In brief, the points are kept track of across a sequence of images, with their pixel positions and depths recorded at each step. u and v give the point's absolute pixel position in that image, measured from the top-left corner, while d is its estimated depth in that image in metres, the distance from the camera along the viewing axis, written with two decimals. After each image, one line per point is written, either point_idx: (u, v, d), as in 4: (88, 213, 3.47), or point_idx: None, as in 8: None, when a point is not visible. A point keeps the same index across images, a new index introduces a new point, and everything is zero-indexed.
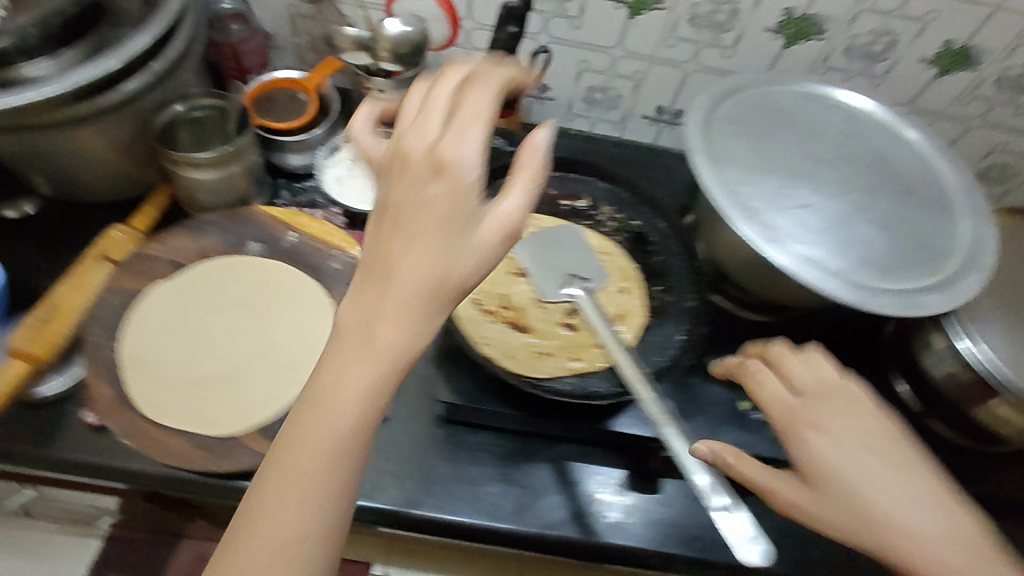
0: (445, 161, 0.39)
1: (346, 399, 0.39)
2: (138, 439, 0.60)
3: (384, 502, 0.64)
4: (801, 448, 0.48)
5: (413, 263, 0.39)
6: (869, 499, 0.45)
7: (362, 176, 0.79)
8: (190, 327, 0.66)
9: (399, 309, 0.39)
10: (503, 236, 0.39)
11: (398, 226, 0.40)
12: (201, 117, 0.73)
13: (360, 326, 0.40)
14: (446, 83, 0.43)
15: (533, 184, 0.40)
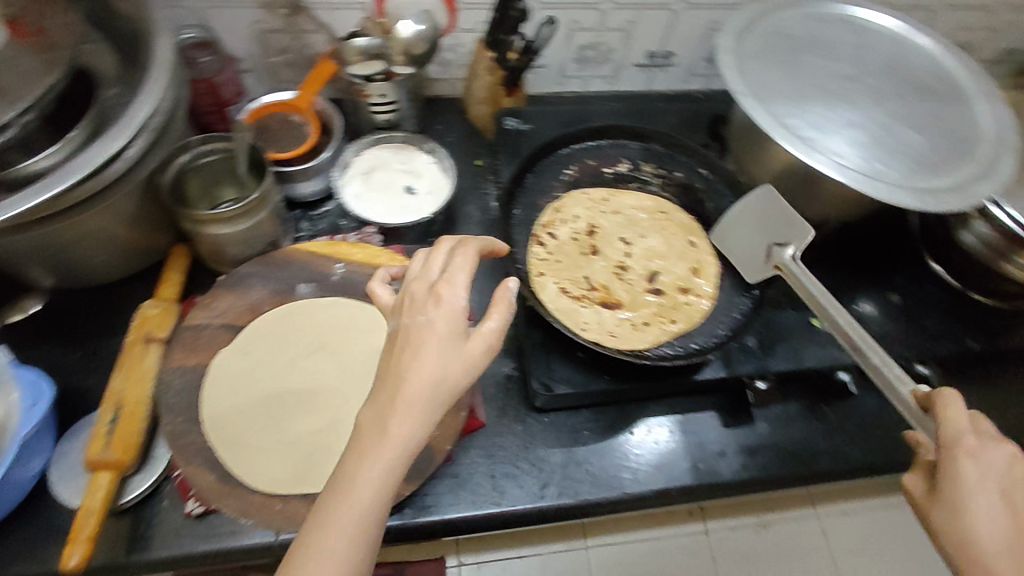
0: (443, 294, 0.45)
1: (359, 489, 0.39)
2: (257, 514, 0.56)
3: (514, 504, 0.63)
4: (967, 474, 0.44)
5: (434, 365, 0.42)
6: (999, 538, 0.42)
7: (379, 187, 0.79)
8: (264, 381, 0.63)
9: (414, 409, 0.41)
10: (485, 352, 0.44)
11: (409, 347, 0.43)
12: (209, 163, 0.68)
13: (377, 422, 0.41)
14: (438, 250, 0.48)
15: (504, 318, 0.45)
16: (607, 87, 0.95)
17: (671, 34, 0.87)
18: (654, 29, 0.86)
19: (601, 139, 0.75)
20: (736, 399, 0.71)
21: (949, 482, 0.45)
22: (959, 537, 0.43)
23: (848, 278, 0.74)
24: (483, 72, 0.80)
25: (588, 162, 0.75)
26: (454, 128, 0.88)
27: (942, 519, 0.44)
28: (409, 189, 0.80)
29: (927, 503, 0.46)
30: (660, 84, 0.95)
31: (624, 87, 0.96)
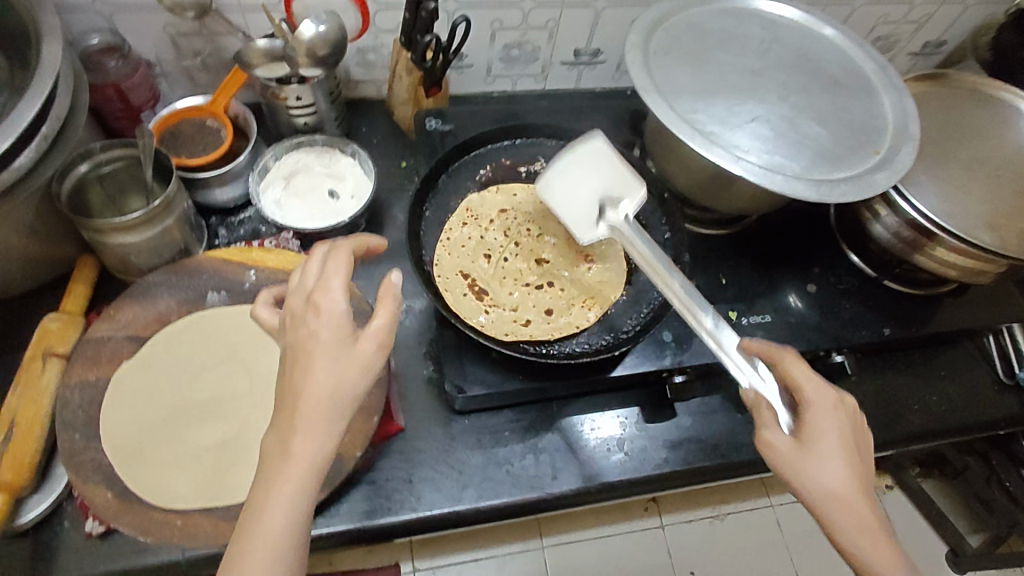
0: (322, 301, 0.44)
1: (273, 505, 0.40)
2: (157, 532, 0.54)
3: (431, 509, 0.63)
4: (827, 420, 0.50)
5: (328, 375, 0.42)
6: (853, 482, 0.47)
7: (302, 192, 0.78)
8: (193, 372, 0.62)
9: (316, 422, 0.41)
10: (379, 348, 0.44)
11: (299, 360, 0.42)
12: (114, 171, 0.66)
13: (280, 441, 0.41)
14: (313, 262, 0.47)
15: (390, 311, 0.45)
16: (537, 86, 0.95)
17: (594, 33, 0.87)
18: (578, 27, 0.85)
19: (518, 137, 0.73)
20: (657, 395, 0.72)
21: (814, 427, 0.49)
22: (809, 481, 0.47)
23: (766, 270, 0.75)
24: (402, 72, 0.79)
25: (502, 162, 0.72)
26: (379, 130, 0.88)
27: (796, 465, 0.48)
28: (332, 193, 0.79)
29: (788, 455, 0.48)
30: (590, 81, 0.96)
31: (554, 85, 0.96)
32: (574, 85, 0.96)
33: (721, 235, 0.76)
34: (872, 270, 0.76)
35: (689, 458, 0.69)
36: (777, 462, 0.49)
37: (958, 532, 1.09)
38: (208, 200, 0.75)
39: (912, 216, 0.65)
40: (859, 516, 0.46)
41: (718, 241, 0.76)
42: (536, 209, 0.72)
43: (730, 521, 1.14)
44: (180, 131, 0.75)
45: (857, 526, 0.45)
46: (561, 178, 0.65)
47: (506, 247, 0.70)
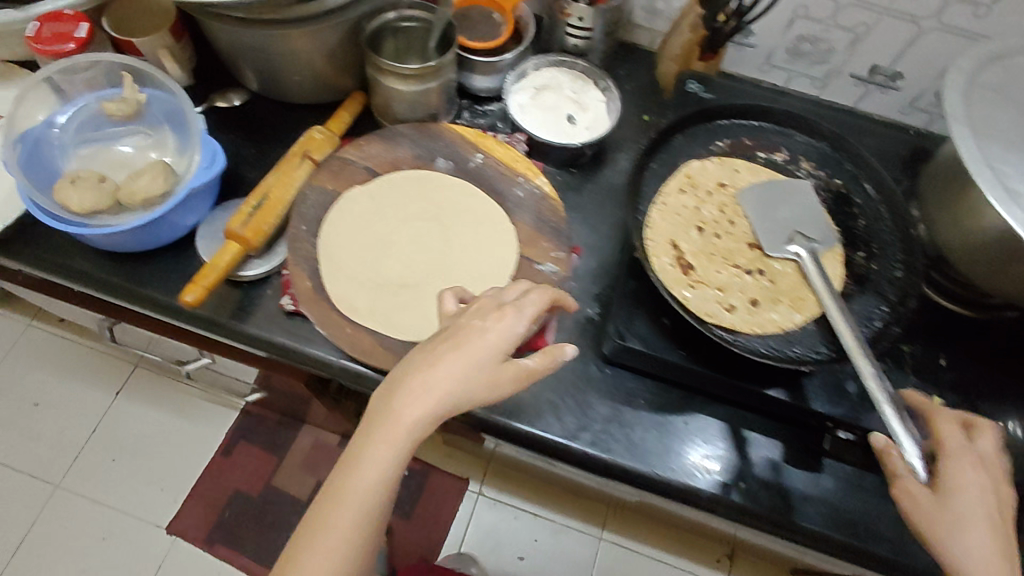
0: (505, 316, 0.53)
1: (372, 450, 0.48)
2: (330, 327, 0.63)
3: (545, 431, 0.65)
4: (973, 486, 0.49)
5: (458, 369, 0.50)
6: (991, 546, 0.47)
7: (544, 106, 0.81)
8: (398, 219, 0.69)
9: (432, 396, 0.49)
10: (514, 379, 0.52)
11: (451, 344, 0.51)
12: (411, 29, 0.75)
13: (399, 394, 0.50)
14: (512, 290, 0.57)
15: (544, 361, 0.54)
16: (812, 91, 0.88)
17: (904, 55, 0.79)
18: (890, 42, 0.78)
19: (765, 120, 0.67)
20: (809, 442, 0.65)
21: (950, 482, 0.49)
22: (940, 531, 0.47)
23: (999, 376, 0.64)
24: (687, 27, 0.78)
25: (743, 140, 0.66)
26: (637, 78, 0.87)
27: (938, 513, 0.48)
28: (570, 117, 0.82)
29: (926, 504, 0.49)
30: (873, 106, 0.87)
31: (829, 95, 0.88)
32: (852, 104, 0.88)
33: (962, 317, 0.66)
34: None
35: (816, 520, 0.62)
36: (909, 499, 0.50)
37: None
38: (467, 83, 0.81)
39: None
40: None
41: (955, 321, 0.66)
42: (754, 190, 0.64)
43: None
44: (468, 16, 0.81)
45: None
46: (765, 195, 0.62)
47: (720, 224, 0.61)
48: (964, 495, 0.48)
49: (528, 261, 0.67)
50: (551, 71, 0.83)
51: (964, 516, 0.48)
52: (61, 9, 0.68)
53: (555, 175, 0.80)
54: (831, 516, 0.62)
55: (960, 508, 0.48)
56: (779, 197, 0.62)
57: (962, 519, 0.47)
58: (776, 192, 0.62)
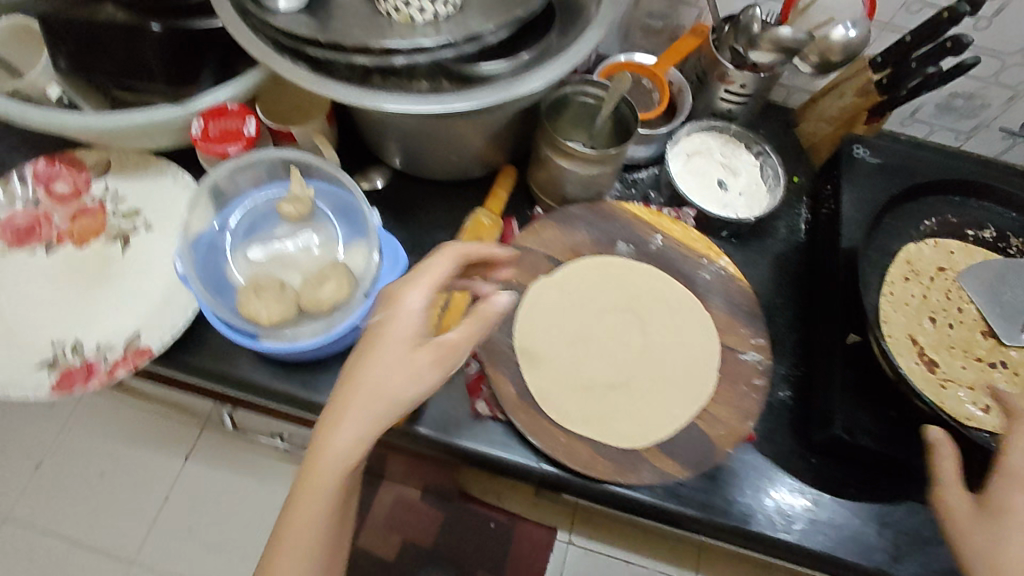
0: (400, 292, 0.50)
1: (318, 479, 0.45)
2: (543, 436, 0.59)
3: (766, 530, 0.61)
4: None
5: (392, 371, 0.47)
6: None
7: (698, 172, 0.79)
8: (589, 311, 0.66)
9: (357, 403, 0.46)
10: (440, 361, 0.48)
11: (375, 351, 0.48)
12: (583, 104, 0.71)
13: (344, 409, 0.46)
14: (433, 260, 0.52)
15: (467, 332, 0.50)
16: (953, 143, 0.87)
17: None
18: None
19: (969, 196, 0.68)
20: None
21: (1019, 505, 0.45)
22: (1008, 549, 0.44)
23: None
24: (851, 90, 0.76)
25: (949, 218, 0.67)
26: (780, 137, 0.85)
27: (979, 521, 0.46)
28: (722, 183, 0.79)
29: (965, 518, 0.47)
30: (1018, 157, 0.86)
31: (969, 146, 0.87)
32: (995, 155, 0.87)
33: None
34: None
35: None
36: (949, 508, 0.48)
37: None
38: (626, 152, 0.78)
39: None
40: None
41: None
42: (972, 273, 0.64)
43: None
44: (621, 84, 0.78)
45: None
46: (984, 282, 0.63)
47: (948, 311, 0.62)
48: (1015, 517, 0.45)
49: (729, 350, 0.65)
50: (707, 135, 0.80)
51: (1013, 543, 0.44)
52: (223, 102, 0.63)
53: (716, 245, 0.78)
54: None
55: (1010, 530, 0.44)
56: (1000, 281, 0.63)
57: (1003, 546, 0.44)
58: (995, 275, 0.63)
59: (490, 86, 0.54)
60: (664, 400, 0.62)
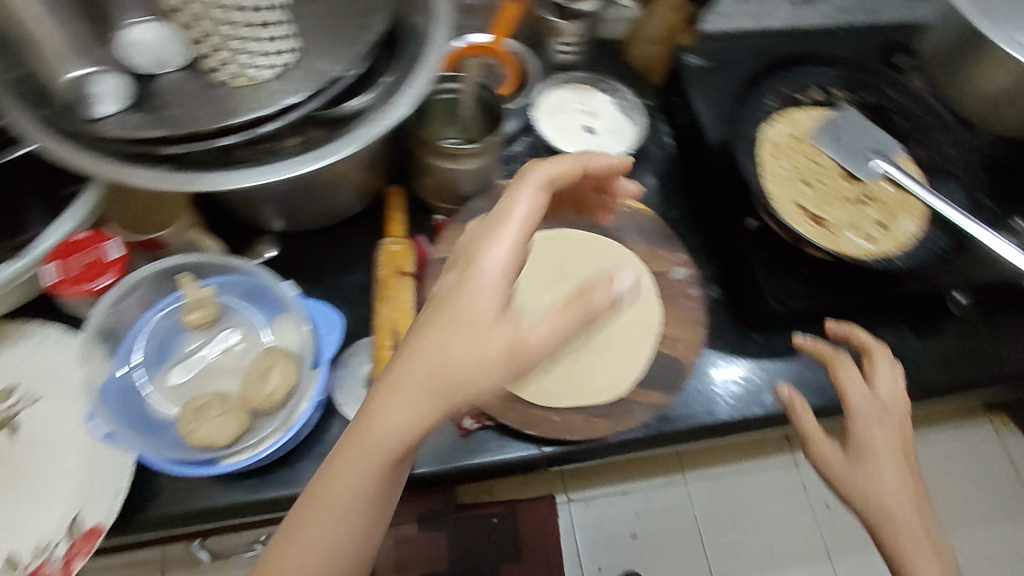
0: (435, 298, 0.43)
1: (348, 464, 0.41)
2: (539, 424, 0.61)
3: (749, 412, 0.68)
4: (884, 437, 0.56)
5: (453, 351, 0.41)
6: (901, 486, 0.54)
7: (564, 126, 0.82)
8: (527, 293, 0.68)
9: (411, 377, 0.41)
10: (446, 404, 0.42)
11: (444, 316, 0.42)
12: (446, 100, 0.71)
13: (382, 395, 0.41)
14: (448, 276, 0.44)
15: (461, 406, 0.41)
16: None
17: None
18: None
19: (792, 67, 0.76)
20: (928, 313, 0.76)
21: (867, 440, 0.56)
22: (876, 484, 0.54)
23: None
24: (667, 9, 0.81)
25: (784, 91, 0.75)
26: (617, 69, 0.90)
27: (853, 464, 0.55)
28: (588, 128, 0.83)
29: (842, 466, 0.56)
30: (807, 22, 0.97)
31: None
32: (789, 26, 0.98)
33: None
34: None
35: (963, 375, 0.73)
36: (827, 455, 0.56)
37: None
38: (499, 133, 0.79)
39: None
40: (889, 501, 0.53)
41: None
42: (816, 131, 0.73)
43: None
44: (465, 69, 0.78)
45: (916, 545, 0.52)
46: (832, 135, 0.72)
47: (813, 171, 0.70)
48: (873, 449, 0.56)
49: (661, 276, 0.70)
50: (557, 93, 0.84)
51: (899, 487, 0.54)
52: (71, 233, 0.55)
53: None
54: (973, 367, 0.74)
55: (876, 456, 0.55)
56: (841, 130, 0.72)
57: (871, 490, 0.54)
58: (830, 129, 0.72)
59: (355, 128, 0.53)
60: (628, 342, 0.66)
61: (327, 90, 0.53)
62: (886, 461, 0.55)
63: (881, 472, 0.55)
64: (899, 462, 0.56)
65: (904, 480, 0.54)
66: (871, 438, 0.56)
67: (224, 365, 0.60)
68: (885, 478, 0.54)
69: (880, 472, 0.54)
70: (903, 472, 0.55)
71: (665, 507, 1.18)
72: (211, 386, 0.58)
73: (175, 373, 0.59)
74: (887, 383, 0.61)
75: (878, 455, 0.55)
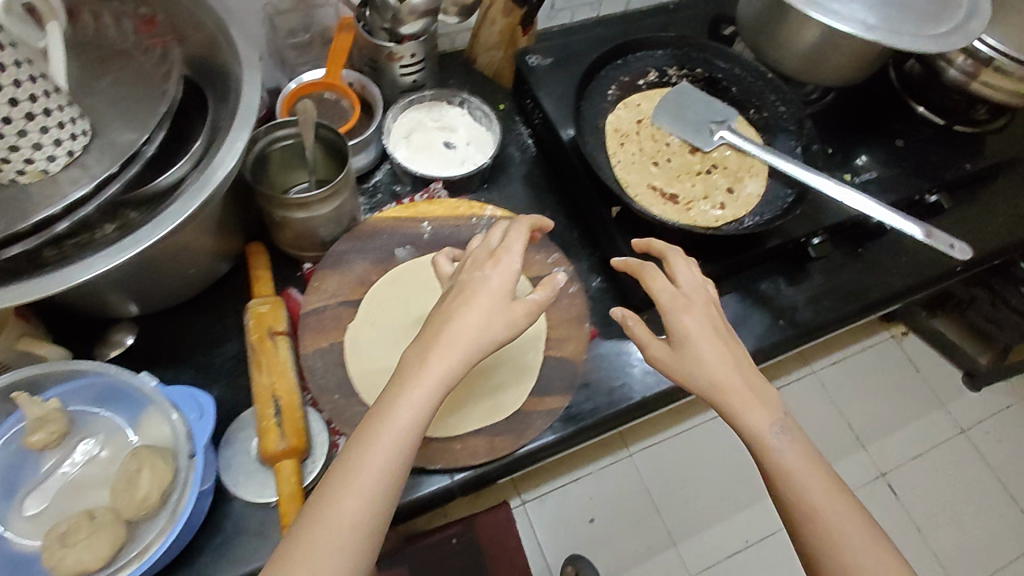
0: (500, 257, 0.54)
1: (376, 452, 0.46)
2: (442, 457, 0.60)
3: (646, 394, 0.71)
4: (689, 320, 0.54)
5: (483, 316, 0.51)
6: (725, 364, 0.52)
7: (423, 147, 0.81)
8: (409, 327, 0.65)
9: (453, 346, 0.49)
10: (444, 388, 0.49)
11: (464, 299, 0.51)
12: (283, 148, 0.68)
13: (410, 380, 0.48)
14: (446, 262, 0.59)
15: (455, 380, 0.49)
16: (594, 13, 0.99)
17: None
18: None
19: (627, 54, 0.77)
20: (792, 261, 0.81)
21: (681, 329, 0.54)
22: (694, 365, 0.52)
23: (863, 140, 0.83)
24: (498, 15, 0.81)
25: (622, 79, 0.75)
26: (467, 80, 0.90)
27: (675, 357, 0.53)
28: (448, 144, 0.82)
29: (668, 359, 0.54)
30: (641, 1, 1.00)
31: (606, 11, 1.00)
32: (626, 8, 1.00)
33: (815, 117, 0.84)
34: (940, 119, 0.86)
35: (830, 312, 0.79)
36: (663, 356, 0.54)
37: (973, 357, 1.44)
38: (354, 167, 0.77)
39: (986, 53, 0.74)
40: (719, 383, 0.52)
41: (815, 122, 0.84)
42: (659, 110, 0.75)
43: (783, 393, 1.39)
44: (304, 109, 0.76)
45: (748, 418, 0.51)
46: (671, 111, 0.74)
47: (661, 151, 0.73)
48: (699, 340, 0.53)
49: (539, 279, 0.71)
50: (409, 114, 0.82)
51: (722, 365, 0.52)
52: None
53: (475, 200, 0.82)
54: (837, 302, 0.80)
55: (699, 343, 0.53)
56: (680, 106, 0.74)
57: (711, 379, 0.52)
58: (672, 105, 0.74)
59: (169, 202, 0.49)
60: (517, 352, 0.66)
61: (127, 170, 0.50)
62: (704, 346, 0.53)
63: (709, 356, 0.52)
64: (727, 348, 0.54)
65: (734, 358, 0.53)
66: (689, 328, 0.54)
67: (90, 479, 0.56)
68: (707, 362, 0.52)
69: (709, 360, 0.52)
70: (728, 351, 0.53)
71: (617, 482, 1.27)
72: (79, 506, 0.54)
73: (33, 502, 0.54)
74: (687, 267, 0.58)
75: (693, 345, 0.53)
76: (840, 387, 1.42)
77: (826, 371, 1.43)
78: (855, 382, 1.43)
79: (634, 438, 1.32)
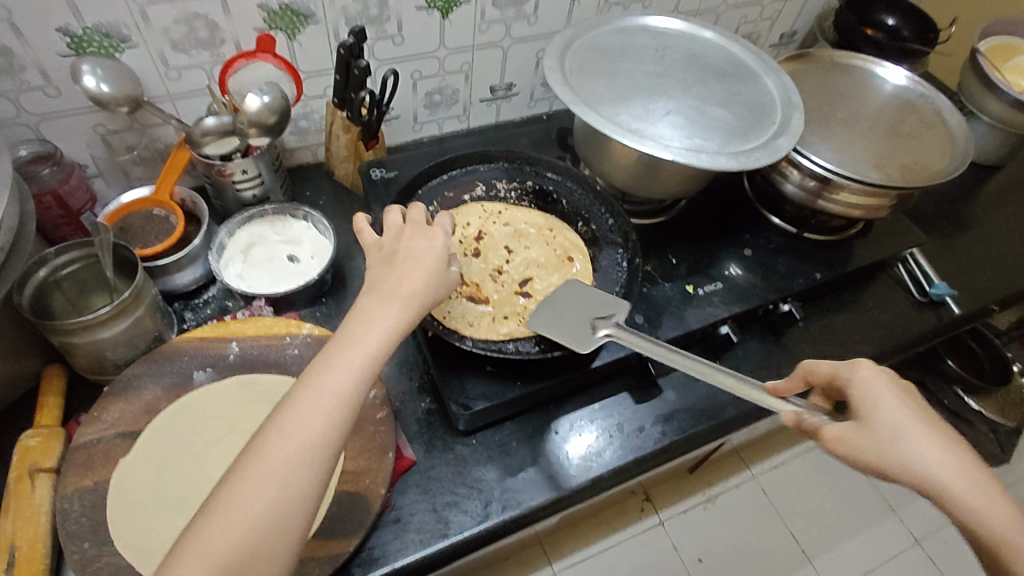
0: (423, 232, 0.56)
1: (332, 377, 0.45)
2: None
3: (462, 531, 0.64)
4: (876, 386, 0.51)
5: (419, 280, 0.51)
6: (937, 446, 0.48)
7: (260, 262, 0.77)
8: (191, 460, 0.61)
9: (403, 299, 0.50)
10: (393, 331, 0.48)
11: (409, 262, 0.52)
12: (74, 272, 0.65)
13: (368, 324, 0.48)
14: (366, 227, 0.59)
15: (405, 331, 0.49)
16: (462, 125, 1.01)
17: (508, 68, 0.94)
18: (492, 67, 0.92)
19: (452, 170, 0.80)
20: (640, 376, 0.77)
21: (865, 403, 0.51)
22: (900, 455, 0.47)
23: (710, 247, 0.82)
24: (340, 130, 0.82)
25: (446, 194, 0.78)
26: (324, 191, 0.90)
27: (875, 449, 0.49)
28: (291, 258, 0.79)
29: (859, 438, 0.50)
30: (511, 113, 1.02)
31: (476, 121, 1.01)
32: (496, 119, 1.02)
33: (662, 230, 0.84)
34: (788, 225, 0.85)
35: (682, 431, 0.74)
36: (854, 454, 0.50)
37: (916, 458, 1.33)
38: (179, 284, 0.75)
39: (813, 169, 0.74)
40: (951, 462, 0.47)
41: (657, 233, 0.83)
42: (477, 221, 0.77)
43: (720, 500, 1.24)
44: (125, 225, 0.75)
45: (972, 488, 0.45)
46: (549, 307, 0.67)
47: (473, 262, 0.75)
48: (882, 436, 0.49)
49: None
50: (249, 234, 0.79)
51: (938, 445, 0.48)
52: None
53: (312, 313, 0.79)
54: (689, 420, 0.75)
55: (882, 431, 0.49)
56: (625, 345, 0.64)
57: (922, 470, 0.47)
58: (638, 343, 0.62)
59: None
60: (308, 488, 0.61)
61: None
62: (897, 439, 0.48)
63: (917, 446, 0.47)
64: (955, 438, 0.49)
65: (930, 450, 0.47)
66: (876, 424, 0.49)
67: None
68: (940, 452, 0.47)
69: (919, 446, 0.47)
70: (939, 435, 0.48)
71: None
72: None
73: None
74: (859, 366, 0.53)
75: (893, 416, 0.49)
76: (780, 493, 1.26)
77: (765, 474, 1.28)
78: (797, 488, 1.27)
79: (558, 551, 1.15)
